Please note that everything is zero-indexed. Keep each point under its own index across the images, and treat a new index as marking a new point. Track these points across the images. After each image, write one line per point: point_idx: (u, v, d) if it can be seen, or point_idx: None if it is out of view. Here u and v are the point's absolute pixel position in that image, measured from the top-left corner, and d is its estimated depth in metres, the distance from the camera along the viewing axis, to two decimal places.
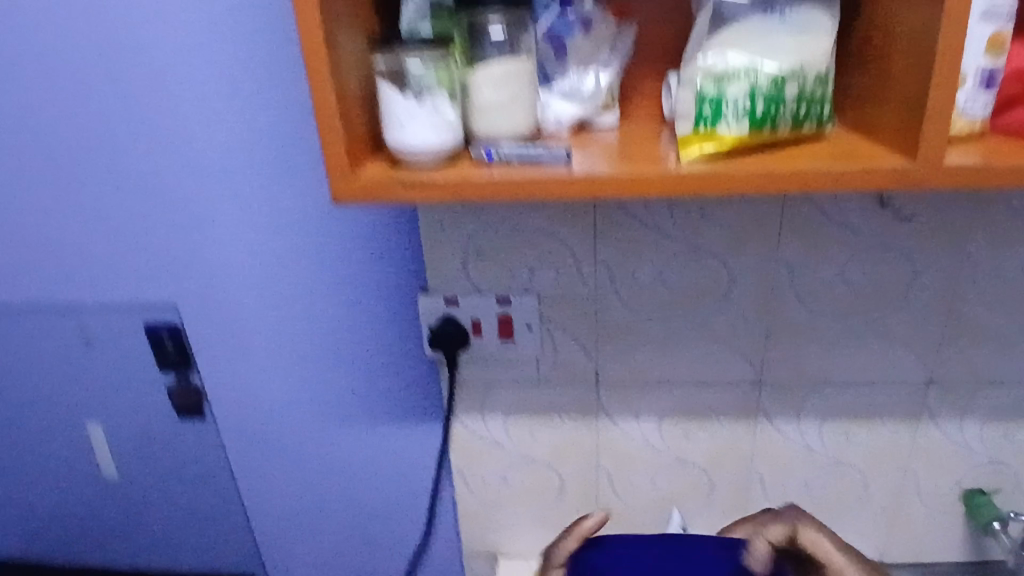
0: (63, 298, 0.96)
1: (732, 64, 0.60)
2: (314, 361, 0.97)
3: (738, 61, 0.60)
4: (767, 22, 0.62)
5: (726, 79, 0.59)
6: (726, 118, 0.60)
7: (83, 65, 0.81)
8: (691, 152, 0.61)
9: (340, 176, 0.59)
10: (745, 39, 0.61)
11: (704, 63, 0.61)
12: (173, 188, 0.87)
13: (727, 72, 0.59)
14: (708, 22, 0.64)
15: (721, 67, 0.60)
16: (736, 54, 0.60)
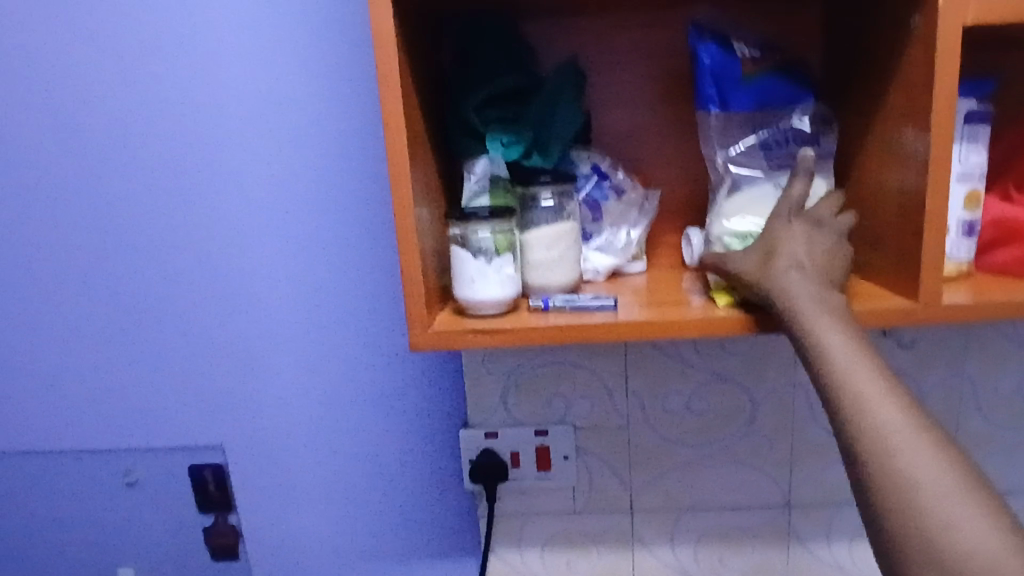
0: (117, 437, 1.00)
1: (752, 227, 0.72)
2: (354, 500, 0.99)
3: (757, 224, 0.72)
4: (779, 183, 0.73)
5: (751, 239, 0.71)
6: None
7: (166, 224, 0.92)
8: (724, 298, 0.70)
9: (420, 327, 0.66)
10: (759, 205, 0.73)
11: (729, 227, 0.72)
12: (233, 332, 0.94)
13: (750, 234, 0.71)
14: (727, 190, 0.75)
15: (743, 230, 0.72)
16: (754, 218, 0.72)
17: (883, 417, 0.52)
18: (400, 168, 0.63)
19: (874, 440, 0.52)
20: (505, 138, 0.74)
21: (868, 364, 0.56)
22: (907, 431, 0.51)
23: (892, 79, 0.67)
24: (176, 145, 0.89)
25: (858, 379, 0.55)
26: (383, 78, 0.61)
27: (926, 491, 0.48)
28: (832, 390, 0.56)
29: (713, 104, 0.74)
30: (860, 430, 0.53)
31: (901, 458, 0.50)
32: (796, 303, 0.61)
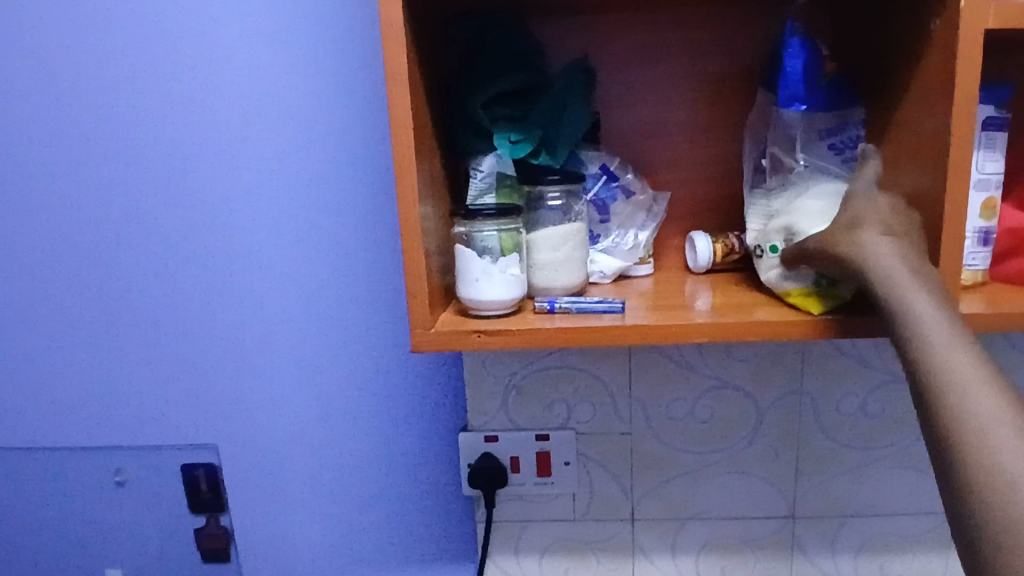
0: (109, 436, 0.98)
1: None
2: (349, 504, 0.97)
3: None
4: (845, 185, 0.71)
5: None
6: None
7: (163, 218, 0.90)
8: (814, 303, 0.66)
9: (422, 327, 0.65)
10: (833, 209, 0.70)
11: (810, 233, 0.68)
12: (229, 330, 0.92)
13: None
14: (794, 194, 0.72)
15: None
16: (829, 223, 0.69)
17: (970, 385, 0.50)
18: (406, 163, 0.61)
19: (959, 407, 0.50)
20: (513, 134, 0.72)
21: (956, 332, 0.54)
22: (993, 394, 0.49)
23: (910, 82, 0.66)
24: (176, 138, 0.87)
25: (946, 344, 0.53)
26: (390, 71, 0.59)
27: (1004, 452, 0.47)
28: (918, 358, 0.54)
29: (800, 102, 0.70)
30: (945, 396, 0.51)
31: (985, 426, 0.48)
32: (885, 270, 0.59)
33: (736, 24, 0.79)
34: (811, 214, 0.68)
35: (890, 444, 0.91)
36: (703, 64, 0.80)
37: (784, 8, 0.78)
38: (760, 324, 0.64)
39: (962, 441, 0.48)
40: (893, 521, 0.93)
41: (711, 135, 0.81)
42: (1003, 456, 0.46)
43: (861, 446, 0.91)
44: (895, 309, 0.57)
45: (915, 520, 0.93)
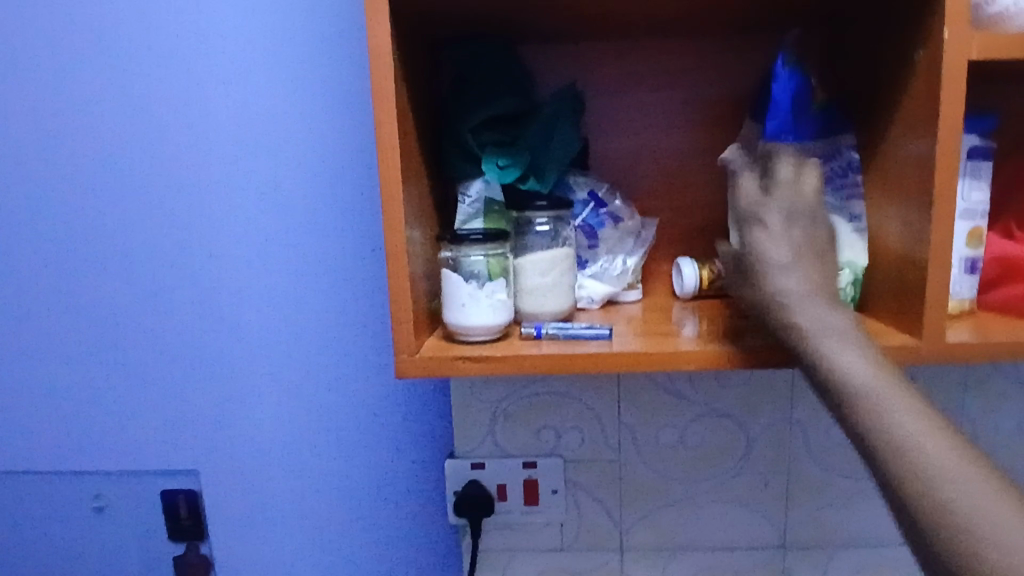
0: (89, 461, 0.96)
1: None
2: (333, 532, 0.95)
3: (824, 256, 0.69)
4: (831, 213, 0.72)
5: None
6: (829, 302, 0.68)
7: (150, 239, 0.89)
8: None
9: (407, 353, 0.64)
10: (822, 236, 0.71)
11: None
12: (213, 353, 0.91)
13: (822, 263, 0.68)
14: None
15: None
16: None
17: (910, 425, 0.49)
18: (392, 187, 0.61)
19: (905, 450, 0.48)
20: (501, 160, 0.72)
21: (862, 356, 0.54)
22: (916, 416, 0.50)
23: (895, 112, 0.66)
24: (164, 158, 0.87)
25: (858, 372, 0.53)
26: (377, 94, 0.59)
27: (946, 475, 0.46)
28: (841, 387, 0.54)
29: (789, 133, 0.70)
30: (879, 425, 0.50)
31: (936, 466, 0.47)
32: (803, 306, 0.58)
33: (724, 53, 0.80)
34: None
35: None
36: (692, 92, 0.80)
37: (771, 37, 0.79)
38: (745, 352, 0.64)
39: (919, 483, 0.47)
40: (884, 552, 0.92)
41: (700, 161, 0.81)
42: (963, 493, 0.45)
43: (851, 475, 0.90)
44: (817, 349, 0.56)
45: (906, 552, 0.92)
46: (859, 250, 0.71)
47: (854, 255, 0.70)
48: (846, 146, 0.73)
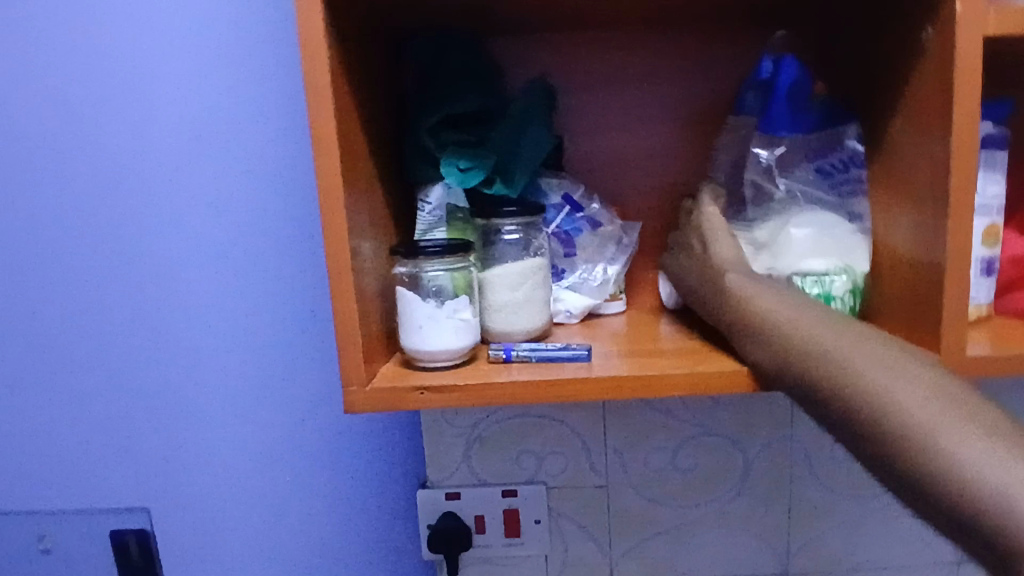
0: (28, 499, 0.87)
1: (830, 266, 0.62)
2: (298, 569, 0.87)
3: (833, 262, 0.62)
4: (835, 216, 0.65)
5: (829, 279, 0.61)
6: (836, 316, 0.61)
7: (86, 255, 0.81)
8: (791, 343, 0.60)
9: (357, 385, 0.56)
10: (828, 240, 0.63)
11: (803, 265, 0.62)
12: (159, 377, 0.83)
13: (829, 272, 0.61)
14: (787, 220, 0.65)
15: (820, 269, 0.61)
16: (827, 257, 0.62)
17: (824, 332, 0.51)
18: (333, 196, 0.53)
19: (823, 357, 0.50)
20: (461, 162, 0.64)
21: (769, 286, 0.57)
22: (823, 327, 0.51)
23: (901, 100, 0.59)
24: (97, 167, 0.79)
25: (766, 300, 0.55)
26: (312, 91, 0.51)
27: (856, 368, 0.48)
28: (753, 319, 0.55)
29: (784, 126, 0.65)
30: (794, 343, 0.52)
31: (877, 380, 0.46)
32: (754, 301, 0.56)
33: (709, 40, 0.72)
34: (801, 248, 0.63)
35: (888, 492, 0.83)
36: (674, 84, 0.73)
37: (760, 22, 0.72)
38: (730, 373, 0.57)
39: (874, 411, 0.45)
40: None
41: (685, 161, 0.74)
42: (917, 407, 0.44)
43: (858, 495, 0.83)
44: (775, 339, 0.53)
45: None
46: (861, 251, 0.63)
47: (856, 257, 0.63)
48: (849, 137, 0.66)
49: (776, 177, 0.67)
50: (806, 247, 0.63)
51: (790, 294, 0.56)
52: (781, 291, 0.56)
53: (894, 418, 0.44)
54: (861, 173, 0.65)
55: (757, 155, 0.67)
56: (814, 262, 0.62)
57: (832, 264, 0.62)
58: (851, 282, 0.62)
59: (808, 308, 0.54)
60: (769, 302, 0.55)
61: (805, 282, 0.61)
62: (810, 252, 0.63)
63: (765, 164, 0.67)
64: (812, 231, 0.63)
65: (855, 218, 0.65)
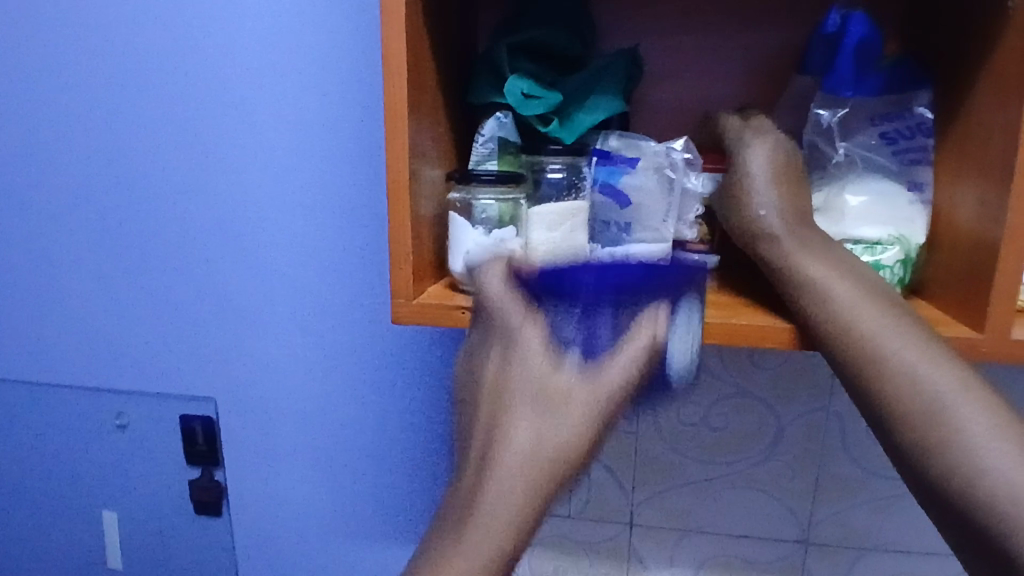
0: (109, 378, 0.96)
1: (883, 236, 0.61)
2: (341, 471, 0.94)
3: (887, 232, 0.61)
4: (898, 184, 0.64)
5: (880, 247, 0.60)
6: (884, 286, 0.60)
7: (176, 159, 0.87)
8: None
9: (403, 298, 0.60)
10: (881, 209, 0.62)
11: (855, 232, 0.61)
12: (231, 281, 0.89)
13: (882, 240, 0.60)
14: (841, 185, 0.64)
15: (873, 237, 0.60)
16: (879, 226, 0.61)
17: (872, 326, 0.51)
18: (398, 119, 0.56)
19: (868, 351, 0.50)
20: (525, 86, 0.64)
21: (822, 255, 0.55)
22: (873, 319, 0.51)
23: (981, 71, 0.57)
24: (190, 79, 0.84)
25: (815, 274, 0.54)
26: (386, 14, 0.54)
27: (897, 370, 0.49)
28: (800, 292, 0.55)
29: (847, 89, 0.64)
30: (840, 332, 0.52)
31: (918, 387, 0.48)
32: (820, 291, 0.54)
33: None
34: (856, 214, 0.62)
35: None
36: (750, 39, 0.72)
37: None
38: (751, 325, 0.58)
39: (909, 418, 0.48)
40: (918, 562, 0.85)
41: None
42: (955, 420, 0.47)
43: (887, 477, 0.83)
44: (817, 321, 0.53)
45: (942, 564, 0.84)
46: (919, 223, 0.62)
47: (912, 229, 0.62)
48: (918, 103, 0.64)
49: (836, 140, 0.66)
50: (861, 214, 0.62)
51: (840, 265, 0.55)
52: (833, 262, 0.55)
53: (939, 436, 0.47)
54: (928, 142, 0.64)
55: (819, 115, 0.66)
56: (869, 231, 0.61)
57: (886, 233, 0.61)
58: (905, 252, 0.61)
59: (860, 287, 0.53)
60: (825, 280, 0.54)
61: (855, 247, 0.60)
62: (865, 218, 0.62)
63: (827, 125, 0.66)
64: (868, 198, 0.62)
65: (916, 187, 0.64)
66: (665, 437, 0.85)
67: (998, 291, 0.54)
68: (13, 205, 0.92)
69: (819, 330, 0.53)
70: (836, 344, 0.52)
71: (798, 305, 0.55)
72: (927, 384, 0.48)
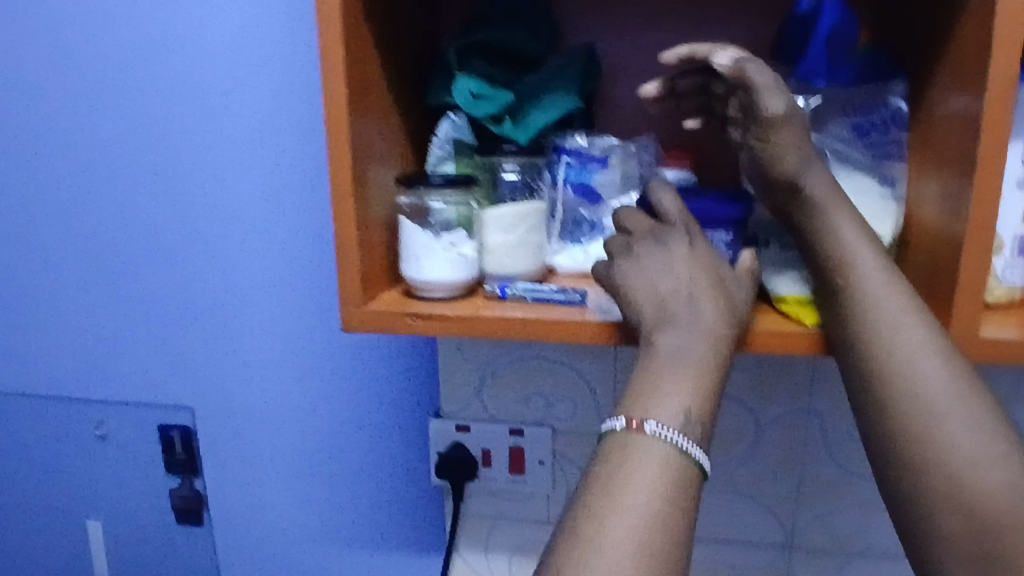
0: (86, 388, 0.96)
1: None
2: (318, 477, 0.93)
3: None
4: (869, 179, 0.60)
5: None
6: None
7: (141, 168, 0.86)
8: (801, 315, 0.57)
9: (352, 304, 0.59)
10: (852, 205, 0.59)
11: None
12: (202, 289, 0.89)
13: None
14: None
15: None
16: None
17: (917, 346, 0.51)
18: (339, 122, 0.55)
19: (903, 375, 0.51)
20: (474, 86, 0.62)
21: (879, 260, 0.54)
22: (920, 340, 0.51)
23: (944, 57, 0.55)
24: (151, 85, 0.83)
25: (872, 282, 0.53)
26: (322, 15, 0.53)
27: (928, 398, 0.50)
28: (848, 294, 0.53)
29: (820, 78, 0.60)
30: (885, 346, 0.52)
31: (943, 422, 0.49)
32: (868, 296, 0.53)
33: None
34: None
35: None
36: (714, 29, 0.69)
37: None
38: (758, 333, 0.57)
39: (921, 444, 0.50)
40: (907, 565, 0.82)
41: None
42: (970, 457, 0.49)
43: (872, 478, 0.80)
44: (863, 326, 0.52)
45: None
46: (891, 220, 0.59)
47: (884, 226, 0.59)
48: (894, 94, 0.61)
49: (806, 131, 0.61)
50: None
51: (893, 274, 0.54)
52: (887, 270, 0.54)
53: (950, 454, 0.49)
54: (900, 135, 0.61)
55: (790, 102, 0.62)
56: None
57: None
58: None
59: (912, 302, 0.52)
60: (880, 291, 0.53)
61: None
62: None
63: None
64: None
65: (888, 182, 0.60)
66: None
67: (961, 288, 0.52)
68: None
69: (855, 331, 0.53)
70: (874, 357, 0.52)
71: (844, 303, 0.53)
72: (940, 399, 0.50)
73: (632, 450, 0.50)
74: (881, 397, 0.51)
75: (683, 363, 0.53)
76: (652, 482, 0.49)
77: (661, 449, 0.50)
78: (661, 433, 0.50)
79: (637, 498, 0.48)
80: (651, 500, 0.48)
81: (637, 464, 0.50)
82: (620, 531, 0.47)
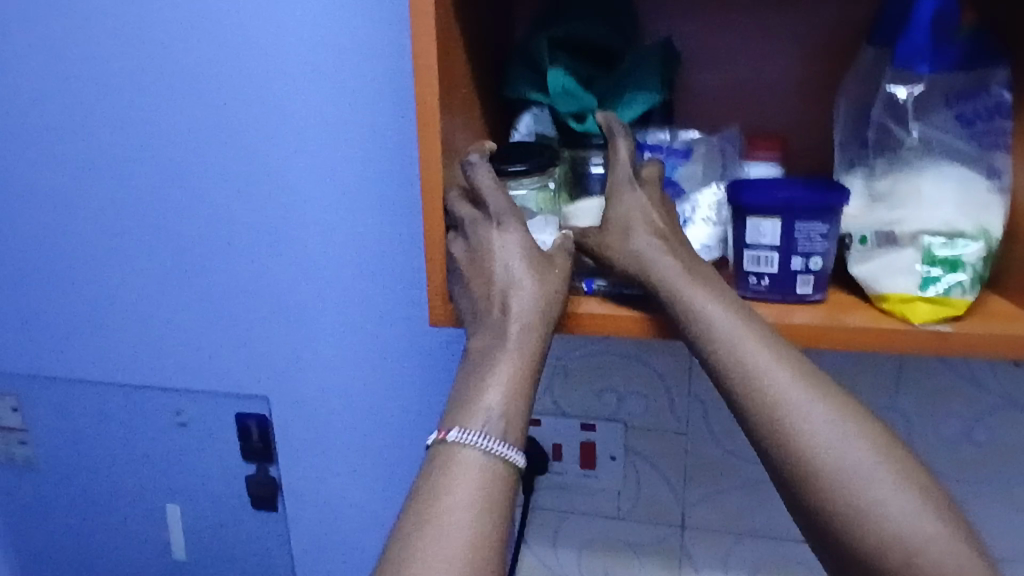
0: (168, 377, 1.00)
1: (966, 227, 0.55)
2: (390, 465, 0.95)
3: (970, 223, 0.55)
4: (975, 170, 0.57)
5: (961, 242, 0.54)
6: (963, 283, 0.54)
7: (223, 163, 0.88)
8: (916, 309, 0.54)
9: (439, 300, 0.61)
10: (963, 196, 0.56)
11: (934, 223, 0.55)
12: (278, 280, 0.91)
13: (963, 233, 0.54)
14: (917, 167, 0.58)
15: (955, 229, 0.55)
16: (962, 215, 0.55)
17: (797, 403, 0.51)
18: (430, 117, 0.55)
19: (795, 437, 0.50)
20: (563, 81, 0.62)
21: (741, 324, 0.54)
22: (797, 395, 0.51)
23: None
24: (235, 82, 0.85)
25: (744, 344, 0.53)
26: (415, 9, 0.53)
27: (828, 452, 0.49)
28: (725, 363, 0.53)
29: (924, 63, 0.56)
30: (770, 409, 0.51)
31: (846, 474, 0.49)
32: (743, 357, 0.53)
33: None
34: (932, 202, 0.56)
35: (1002, 478, 0.77)
36: (804, 18, 0.67)
37: None
38: (838, 329, 0.55)
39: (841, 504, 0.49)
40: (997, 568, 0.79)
41: (809, 106, 0.68)
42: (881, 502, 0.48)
43: (963, 480, 0.78)
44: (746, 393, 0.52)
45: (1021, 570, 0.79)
46: (1000, 210, 0.57)
47: (993, 218, 0.56)
48: (999, 83, 0.58)
49: (909, 122, 0.59)
50: (938, 200, 0.56)
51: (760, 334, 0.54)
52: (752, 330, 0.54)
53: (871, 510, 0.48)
54: (1006, 125, 0.58)
55: (893, 93, 0.59)
56: (952, 220, 0.55)
57: (971, 224, 0.55)
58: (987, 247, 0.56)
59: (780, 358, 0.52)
60: (747, 353, 0.53)
61: (934, 240, 0.54)
62: (944, 206, 0.56)
63: (900, 104, 0.59)
64: (947, 184, 0.56)
65: (994, 174, 0.58)
66: (720, 436, 0.82)
67: None
68: (69, 215, 0.96)
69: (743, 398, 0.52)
70: (769, 422, 0.51)
71: (721, 373, 0.53)
72: (852, 471, 0.49)
73: (447, 463, 0.52)
74: (785, 466, 0.50)
75: (489, 374, 0.55)
76: (468, 491, 0.50)
77: (471, 456, 0.52)
78: (466, 440, 0.52)
79: (453, 511, 0.50)
80: (472, 506, 0.50)
81: (455, 477, 0.51)
82: (442, 544, 0.48)
